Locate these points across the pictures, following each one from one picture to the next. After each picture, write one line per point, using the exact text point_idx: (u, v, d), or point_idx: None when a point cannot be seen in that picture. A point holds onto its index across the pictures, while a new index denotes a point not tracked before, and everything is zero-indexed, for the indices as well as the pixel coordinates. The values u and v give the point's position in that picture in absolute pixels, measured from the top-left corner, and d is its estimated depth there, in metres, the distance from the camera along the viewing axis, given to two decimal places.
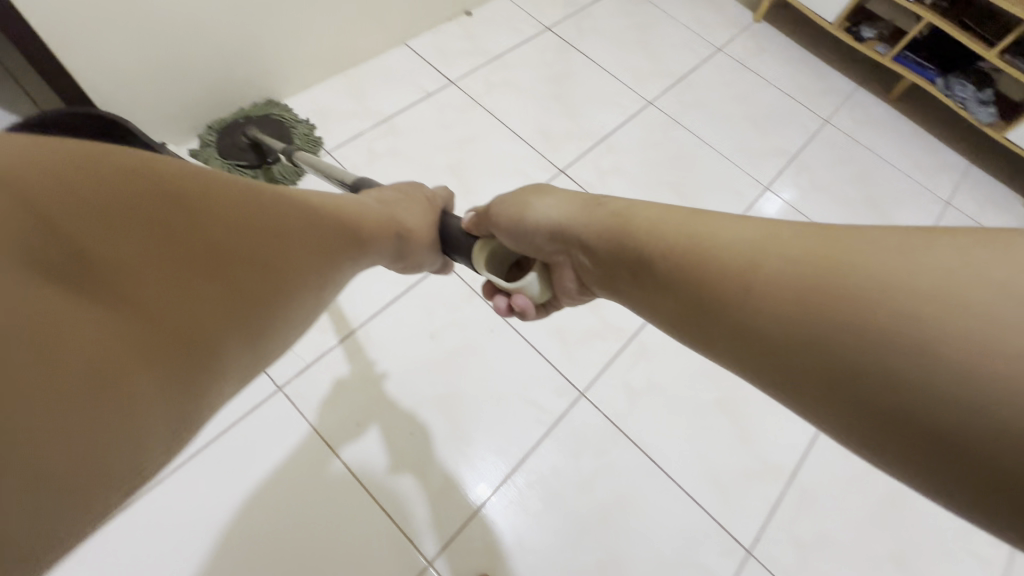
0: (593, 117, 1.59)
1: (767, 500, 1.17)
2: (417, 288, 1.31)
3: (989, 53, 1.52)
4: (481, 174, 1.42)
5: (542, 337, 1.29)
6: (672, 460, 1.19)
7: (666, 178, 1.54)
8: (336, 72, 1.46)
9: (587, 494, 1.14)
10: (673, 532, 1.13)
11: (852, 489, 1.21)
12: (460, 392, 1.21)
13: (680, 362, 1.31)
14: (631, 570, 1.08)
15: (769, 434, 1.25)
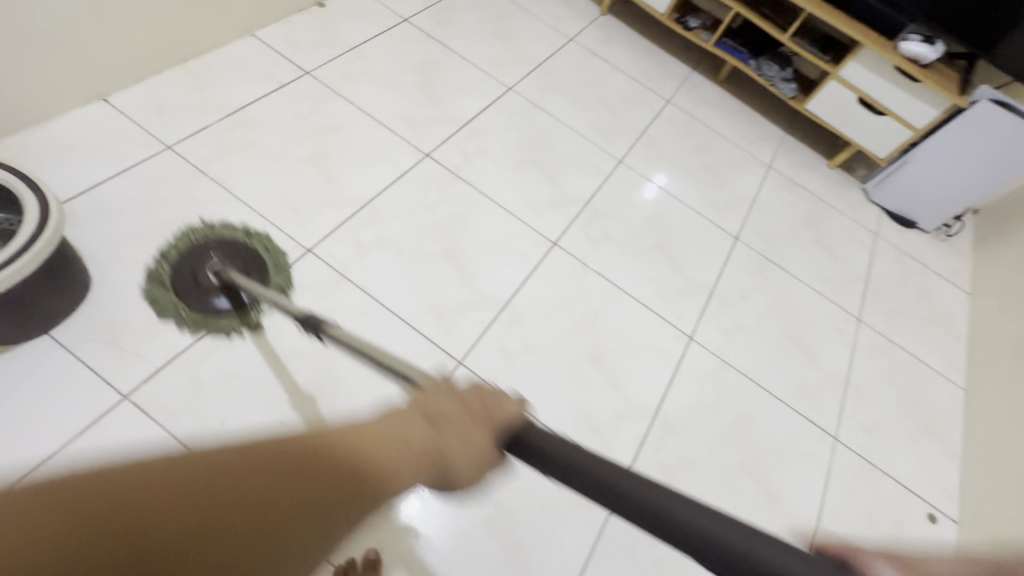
0: (453, 103, 2.12)
1: (637, 435, 1.58)
2: (303, 285, 1.58)
3: (783, 36, 2.28)
4: (343, 163, 1.83)
5: (419, 314, 1.62)
6: (540, 397, 1.58)
7: (528, 158, 2.07)
8: (175, 64, 1.84)
9: None
10: (549, 487, 1.41)
11: (695, 388, 1.71)
12: (397, 318, 1.59)
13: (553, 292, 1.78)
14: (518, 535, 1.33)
15: (634, 371, 1.70)
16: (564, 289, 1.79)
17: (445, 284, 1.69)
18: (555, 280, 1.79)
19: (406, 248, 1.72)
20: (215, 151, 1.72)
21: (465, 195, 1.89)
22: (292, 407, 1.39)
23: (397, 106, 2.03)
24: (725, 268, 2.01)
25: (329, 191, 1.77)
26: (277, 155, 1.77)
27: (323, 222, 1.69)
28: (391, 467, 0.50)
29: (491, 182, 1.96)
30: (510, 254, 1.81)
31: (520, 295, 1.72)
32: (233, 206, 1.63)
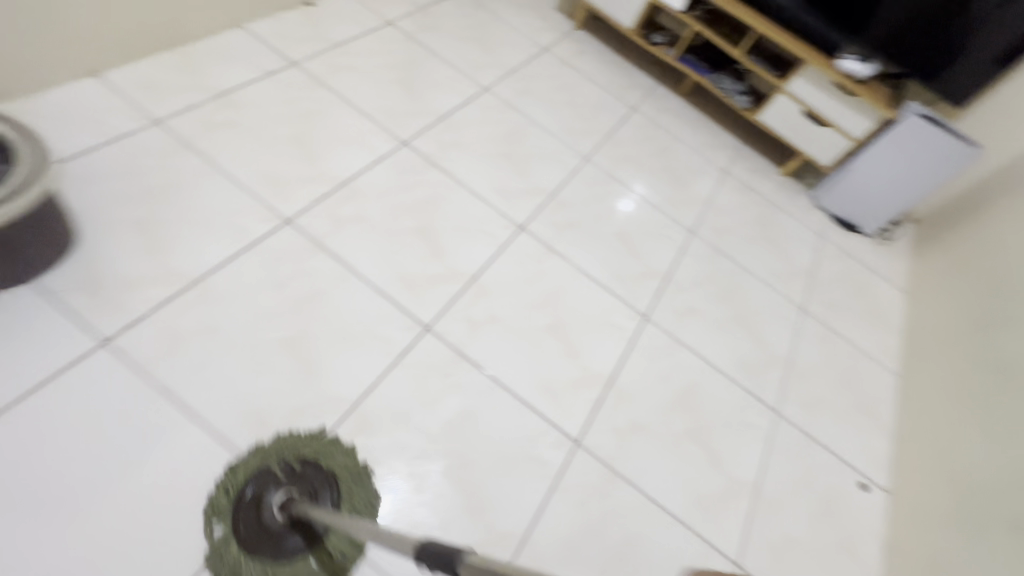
0: (613, 50, 1.95)
1: (858, 438, 1.28)
2: (508, 245, 1.26)
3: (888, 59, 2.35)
4: (530, 99, 1.63)
5: (609, 277, 1.31)
6: (745, 376, 1.27)
7: (691, 113, 1.88)
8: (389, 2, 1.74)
9: (672, 424, 1.13)
10: (758, 465, 1.14)
11: (918, 386, 1.37)
12: (598, 283, 1.29)
13: (749, 259, 1.54)
14: (733, 516, 1.05)
15: (847, 360, 1.43)
16: (760, 263, 1.54)
17: (643, 240, 1.44)
18: (745, 248, 1.56)
19: (591, 198, 1.47)
20: (377, 71, 1.48)
21: (605, 100, 1.76)
22: (491, 391, 1.03)
23: (530, 30, 1.86)
24: (897, 256, 1.77)
25: (501, 115, 1.54)
26: (414, 49, 1.60)
27: (502, 167, 1.41)
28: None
29: (625, 92, 1.83)
30: (685, 206, 1.59)
31: (719, 257, 1.49)
32: (377, 71, 1.48)
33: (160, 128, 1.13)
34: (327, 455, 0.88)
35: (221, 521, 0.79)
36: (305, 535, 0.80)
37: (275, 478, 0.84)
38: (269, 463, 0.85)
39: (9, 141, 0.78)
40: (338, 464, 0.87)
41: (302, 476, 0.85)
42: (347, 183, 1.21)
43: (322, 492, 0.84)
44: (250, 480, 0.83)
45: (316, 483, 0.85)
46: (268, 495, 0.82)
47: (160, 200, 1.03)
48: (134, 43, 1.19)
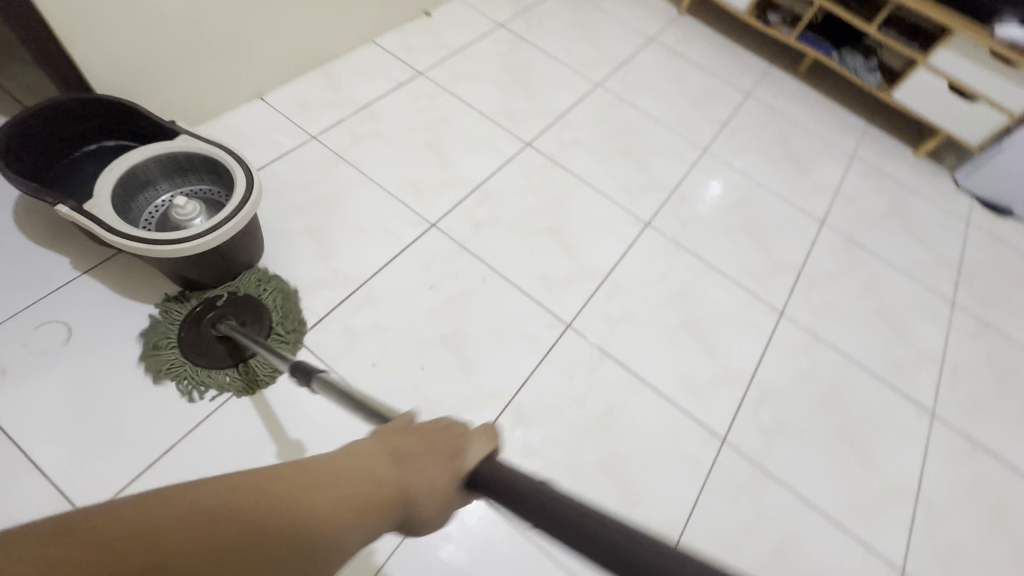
0: (723, 34, 1.88)
1: None
2: (636, 242, 1.27)
3: None
4: (642, 92, 1.62)
5: (739, 272, 1.28)
6: (892, 375, 1.20)
7: (811, 95, 1.78)
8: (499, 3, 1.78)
9: (816, 422, 1.10)
10: (915, 471, 1.08)
11: None
12: (727, 278, 1.26)
13: (886, 250, 1.44)
14: (892, 522, 1.01)
15: (1009, 359, 1.30)
16: (899, 254, 1.44)
17: (769, 232, 1.39)
18: (881, 238, 1.46)
19: (712, 191, 1.44)
20: (495, 73, 1.53)
21: (717, 88, 1.71)
22: (633, 387, 1.05)
23: (636, 20, 1.83)
24: None
25: (616, 111, 1.55)
26: (526, 49, 1.63)
27: (621, 163, 1.42)
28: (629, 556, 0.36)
29: (738, 77, 1.76)
30: (812, 195, 1.51)
31: (853, 249, 1.42)
32: (494, 74, 1.53)
33: (317, 143, 1.24)
34: (264, 289, 0.99)
35: (167, 329, 0.93)
36: (234, 353, 0.92)
37: (217, 302, 0.96)
38: (213, 290, 0.97)
39: (228, 164, 0.90)
40: (270, 297, 0.98)
41: (238, 303, 0.96)
42: (480, 187, 1.27)
43: (250, 322, 0.94)
44: (199, 303, 0.95)
45: (246, 313, 0.95)
46: (206, 315, 0.93)
47: (325, 209, 1.14)
48: (289, 65, 1.31)
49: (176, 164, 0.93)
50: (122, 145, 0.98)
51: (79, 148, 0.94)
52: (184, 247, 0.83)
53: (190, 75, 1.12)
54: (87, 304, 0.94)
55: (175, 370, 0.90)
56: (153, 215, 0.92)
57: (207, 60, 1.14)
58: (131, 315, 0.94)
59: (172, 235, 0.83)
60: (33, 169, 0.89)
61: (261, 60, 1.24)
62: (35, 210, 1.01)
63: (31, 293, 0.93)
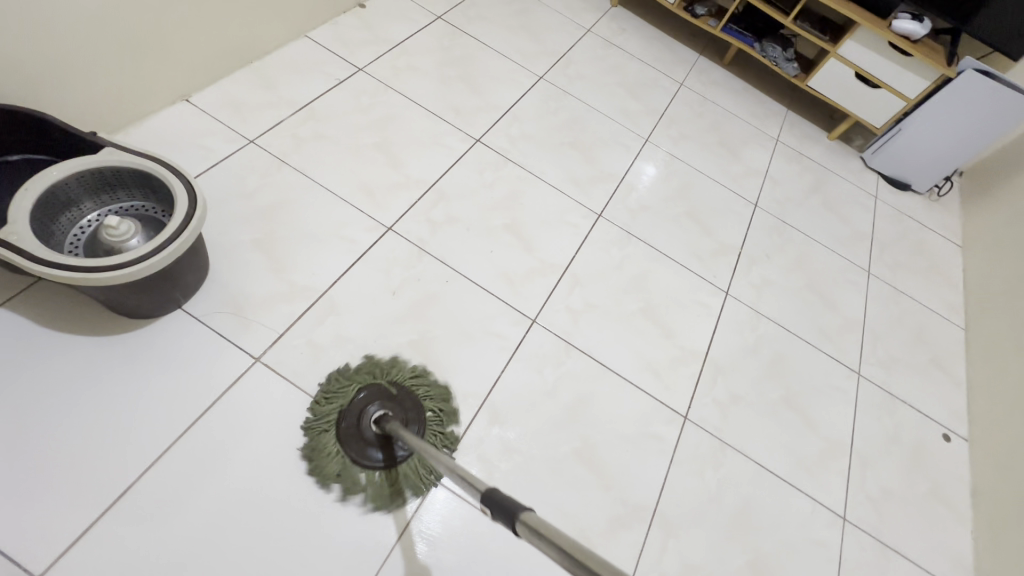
0: (654, 24, 1.94)
1: (936, 392, 1.34)
2: (592, 234, 1.31)
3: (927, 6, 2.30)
4: (584, 84, 1.65)
5: (686, 257, 1.36)
6: (824, 341, 1.33)
7: (737, 84, 1.89)
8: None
9: (764, 392, 1.19)
10: (848, 425, 1.20)
11: (985, 338, 1.42)
12: (677, 263, 1.33)
13: (811, 227, 1.58)
14: (833, 474, 1.13)
15: (915, 318, 1.48)
16: (822, 230, 1.58)
17: (711, 216, 1.48)
18: (806, 216, 1.60)
19: (656, 179, 1.50)
20: (437, 67, 1.50)
21: (653, 78, 1.77)
22: (600, 375, 1.10)
23: (572, 11, 1.86)
24: (948, 211, 1.80)
25: (562, 103, 1.57)
26: (467, 42, 1.60)
27: (571, 156, 1.44)
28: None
29: (671, 67, 1.84)
30: (745, 179, 1.62)
31: (783, 228, 1.54)
32: (437, 68, 1.50)
33: (255, 147, 1.17)
34: (430, 396, 0.96)
35: (326, 410, 0.90)
36: (384, 453, 0.87)
37: (380, 396, 0.92)
38: (376, 383, 0.94)
39: (167, 180, 0.83)
40: (434, 403, 0.95)
41: (403, 402, 0.93)
42: (434, 187, 1.25)
43: (413, 424, 0.91)
44: (362, 392, 0.92)
45: (408, 413, 0.92)
46: (370, 408, 0.90)
47: (272, 219, 1.08)
48: (214, 64, 1.22)
49: (102, 180, 0.84)
50: (30, 159, 0.87)
51: None
52: (125, 272, 0.76)
53: (102, 78, 1.02)
54: (7, 339, 0.84)
55: (329, 464, 0.86)
56: (80, 235, 0.84)
57: (122, 62, 1.03)
58: (61, 347, 0.86)
59: (111, 262, 0.76)
60: None
61: (182, 59, 1.14)
62: None
63: None
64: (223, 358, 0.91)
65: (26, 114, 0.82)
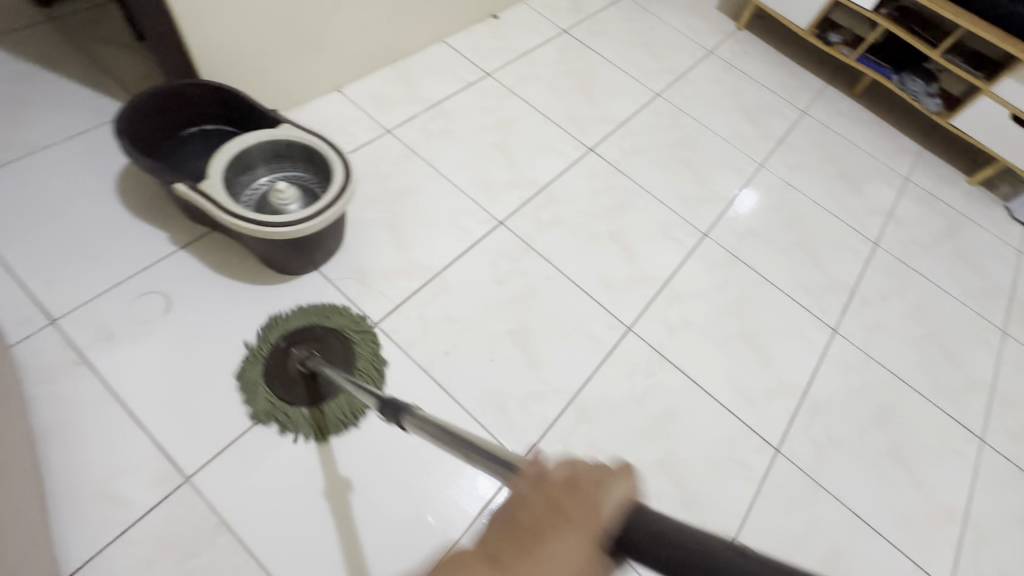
0: (781, 51, 1.89)
1: None
2: (695, 252, 1.30)
3: None
4: (701, 104, 1.64)
5: (793, 287, 1.31)
6: (942, 398, 1.22)
7: (866, 117, 1.79)
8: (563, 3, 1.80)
9: (867, 439, 1.12)
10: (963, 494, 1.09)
11: None
12: (781, 292, 1.29)
13: (938, 275, 1.45)
14: (940, 541, 1.03)
15: None
16: (952, 279, 1.45)
17: (823, 249, 1.41)
18: (933, 263, 1.47)
19: (768, 205, 1.46)
20: (560, 78, 1.57)
21: (774, 104, 1.73)
22: (691, 392, 1.09)
23: (695, 33, 1.86)
24: None
25: (677, 120, 1.58)
26: (590, 56, 1.66)
27: (681, 174, 1.45)
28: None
29: (795, 94, 1.78)
30: (865, 215, 1.53)
31: (905, 272, 1.43)
32: (559, 79, 1.56)
33: (392, 136, 1.29)
34: (356, 333, 0.99)
35: (257, 355, 0.94)
36: (311, 387, 0.91)
37: (305, 337, 0.96)
38: (301, 326, 0.97)
39: (328, 155, 0.95)
40: (361, 340, 0.98)
41: (329, 342, 0.96)
42: (545, 188, 1.31)
43: (340, 362, 0.95)
44: (287, 335, 0.96)
45: (336, 353, 0.96)
46: (295, 350, 0.93)
47: (400, 202, 1.19)
48: (369, 61, 1.37)
49: (275, 151, 0.98)
50: (221, 129, 1.03)
51: (182, 130, 1.00)
52: (289, 230, 0.88)
53: (281, 66, 1.18)
54: (184, 277, 0.99)
55: (259, 401, 0.89)
56: (252, 194, 0.97)
57: (299, 55, 1.20)
58: (223, 290, 0.99)
59: (275, 219, 0.88)
60: (144, 142, 0.95)
61: (345, 55, 1.30)
62: (136, 184, 1.07)
63: (133, 264, 0.98)
64: (346, 316, 1.02)
65: (227, 91, 0.97)
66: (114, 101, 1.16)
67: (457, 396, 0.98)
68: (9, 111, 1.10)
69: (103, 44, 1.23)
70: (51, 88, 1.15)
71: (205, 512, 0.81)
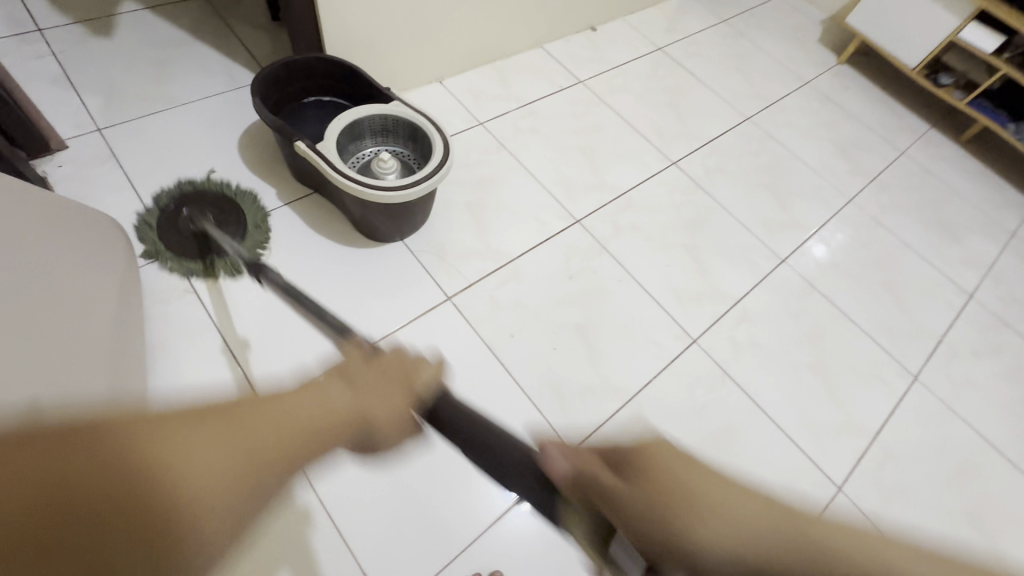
0: (884, 89, 1.83)
1: None
2: (770, 276, 1.27)
3: None
4: (792, 133, 1.61)
5: (873, 327, 1.25)
6: None
7: (973, 165, 1.69)
8: (662, 21, 1.83)
9: (942, 495, 1.04)
10: None
11: None
12: (859, 329, 1.23)
13: None
14: None
15: None
16: None
17: (909, 292, 1.34)
18: None
19: (853, 240, 1.41)
20: (651, 92, 1.59)
21: (871, 141, 1.67)
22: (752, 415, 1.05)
23: (793, 63, 1.83)
24: None
25: (765, 145, 1.55)
26: (683, 74, 1.67)
27: (763, 198, 1.43)
28: (686, 476, 0.36)
29: (894, 134, 1.71)
30: (961, 265, 1.44)
31: (1001, 329, 1.33)
32: (650, 93, 1.59)
33: (484, 128, 1.35)
34: (245, 201, 1.05)
35: (153, 211, 1.00)
36: (200, 244, 0.98)
37: (190, 196, 1.00)
38: (186, 188, 1.01)
39: (430, 134, 1.01)
40: (250, 206, 1.05)
41: (213, 202, 1.00)
42: (624, 194, 1.32)
43: (232, 224, 1.00)
44: (174, 196, 1.00)
45: (229, 214, 1.00)
46: (181, 209, 0.98)
47: (484, 188, 1.24)
48: (473, 57, 1.45)
49: (383, 125, 1.05)
50: (336, 102, 1.13)
51: (304, 98, 1.11)
52: (387, 196, 0.94)
53: (394, 51, 1.27)
54: (285, 230, 1.08)
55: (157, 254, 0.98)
56: (357, 162, 1.05)
57: (413, 45, 1.29)
58: (316, 246, 1.08)
59: (375, 185, 0.94)
60: (272, 104, 1.05)
61: (453, 49, 1.38)
62: (254, 143, 1.18)
63: None
64: (421, 287, 1.07)
65: (348, 66, 1.06)
66: (245, 71, 1.29)
67: (517, 377, 1.00)
68: (159, 70, 1.24)
69: (243, 21, 1.37)
70: (194, 53, 1.29)
71: None
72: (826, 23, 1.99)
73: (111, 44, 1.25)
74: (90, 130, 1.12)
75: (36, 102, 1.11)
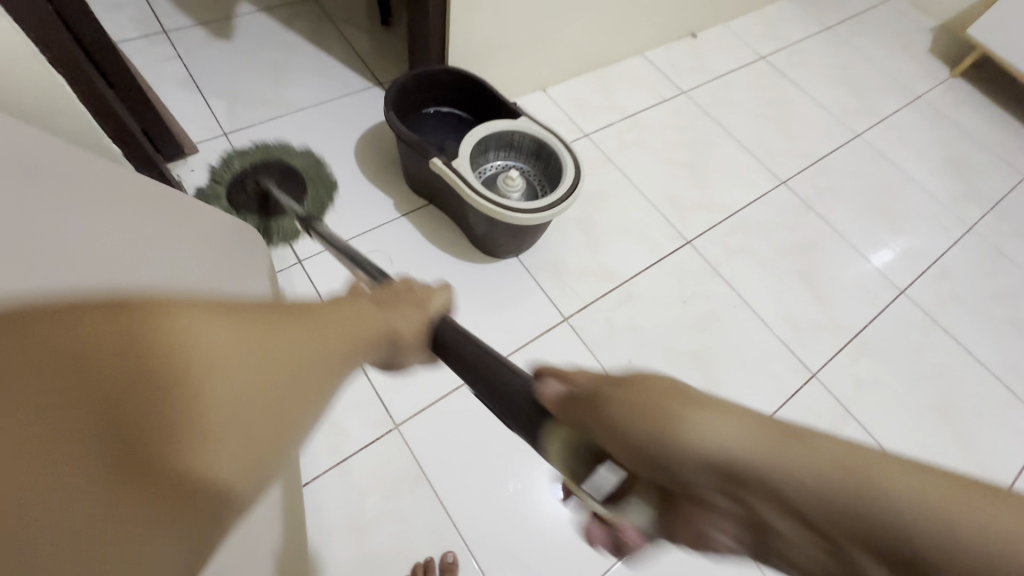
0: (1002, 106, 1.71)
1: None
2: (891, 308, 1.21)
3: None
4: (904, 152, 1.53)
5: (1001, 367, 1.18)
6: None
7: None
8: (764, 27, 1.75)
9: None
10: None
11: None
12: (986, 369, 1.16)
13: None
14: None
15: None
16: None
17: None
18: None
19: (976, 271, 1.32)
20: (755, 104, 1.53)
21: (990, 163, 1.56)
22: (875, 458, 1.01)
23: (903, 75, 1.73)
24: None
25: (877, 164, 1.48)
26: (788, 86, 1.60)
27: (877, 223, 1.36)
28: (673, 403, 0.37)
29: (1014, 156, 1.60)
30: None
31: None
32: (755, 106, 1.52)
33: (590, 140, 1.33)
34: (321, 174, 1.12)
35: (221, 176, 1.05)
36: (259, 203, 1.00)
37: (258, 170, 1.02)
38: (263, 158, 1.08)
39: (560, 154, 0.98)
40: (323, 174, 1.12)
41: (275, 171, 1.04)
42: (734, 214, 1.28)
43: (289, 188, 1.03)
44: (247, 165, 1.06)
45: (289, 183, 1.04)
46: (246, 177, 1.01)
47: (594, 204, 1.21)
48: (580, 65, 1.42)
49: (508, 141, 1.04)
50: (456, 113, 1.12)
51: (426, 110, 1.10)
52: (518, 217, 0.92)
53: (507, 59, 1.25)
54: (405, 243, 1.08)
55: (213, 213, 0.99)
56: (481, 176, 1.04)
57: (525, 53, 1.27)
58: (434, 261, 1.07)
59: (508, 206, 0.93)
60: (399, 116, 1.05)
61: (562, 57, 1.35)
62: (371, 151, 1.18)
63: (365, 224, 1.09)
64: (539, 308, 1.06)
65: (476, 80, 1.05)
66: (357, 76, 1.29)
67: None
68: (276, 73, 1.25)
69: (353, 25, 1.38)
70: (308, 57, 1.30)
71: (409, 460, 0.88)
72: (937, 33, 1.87)
73: (231, 46, 1.27)
74: (216, 134, 1.14)
75: (167, 105, 1.14)
